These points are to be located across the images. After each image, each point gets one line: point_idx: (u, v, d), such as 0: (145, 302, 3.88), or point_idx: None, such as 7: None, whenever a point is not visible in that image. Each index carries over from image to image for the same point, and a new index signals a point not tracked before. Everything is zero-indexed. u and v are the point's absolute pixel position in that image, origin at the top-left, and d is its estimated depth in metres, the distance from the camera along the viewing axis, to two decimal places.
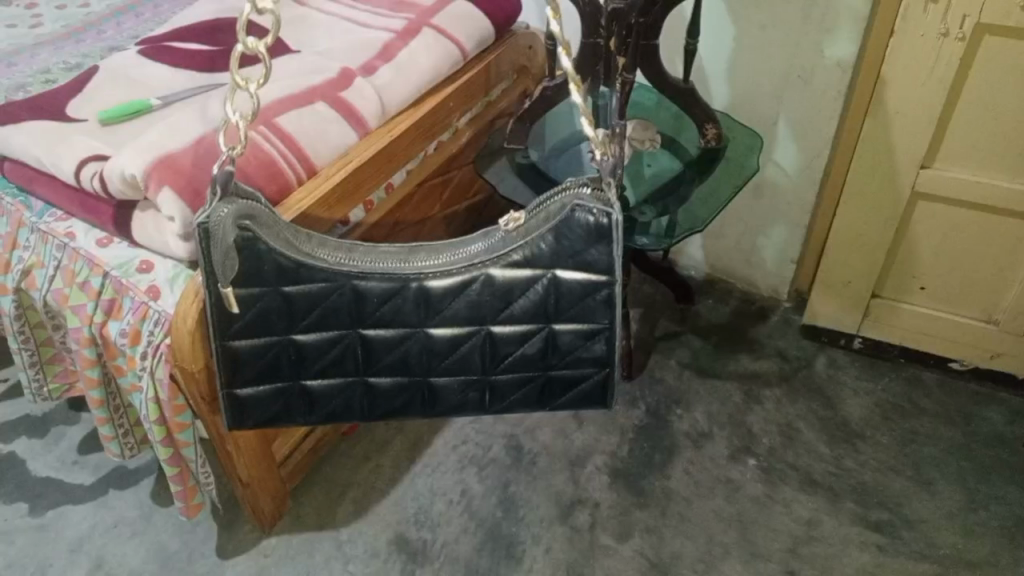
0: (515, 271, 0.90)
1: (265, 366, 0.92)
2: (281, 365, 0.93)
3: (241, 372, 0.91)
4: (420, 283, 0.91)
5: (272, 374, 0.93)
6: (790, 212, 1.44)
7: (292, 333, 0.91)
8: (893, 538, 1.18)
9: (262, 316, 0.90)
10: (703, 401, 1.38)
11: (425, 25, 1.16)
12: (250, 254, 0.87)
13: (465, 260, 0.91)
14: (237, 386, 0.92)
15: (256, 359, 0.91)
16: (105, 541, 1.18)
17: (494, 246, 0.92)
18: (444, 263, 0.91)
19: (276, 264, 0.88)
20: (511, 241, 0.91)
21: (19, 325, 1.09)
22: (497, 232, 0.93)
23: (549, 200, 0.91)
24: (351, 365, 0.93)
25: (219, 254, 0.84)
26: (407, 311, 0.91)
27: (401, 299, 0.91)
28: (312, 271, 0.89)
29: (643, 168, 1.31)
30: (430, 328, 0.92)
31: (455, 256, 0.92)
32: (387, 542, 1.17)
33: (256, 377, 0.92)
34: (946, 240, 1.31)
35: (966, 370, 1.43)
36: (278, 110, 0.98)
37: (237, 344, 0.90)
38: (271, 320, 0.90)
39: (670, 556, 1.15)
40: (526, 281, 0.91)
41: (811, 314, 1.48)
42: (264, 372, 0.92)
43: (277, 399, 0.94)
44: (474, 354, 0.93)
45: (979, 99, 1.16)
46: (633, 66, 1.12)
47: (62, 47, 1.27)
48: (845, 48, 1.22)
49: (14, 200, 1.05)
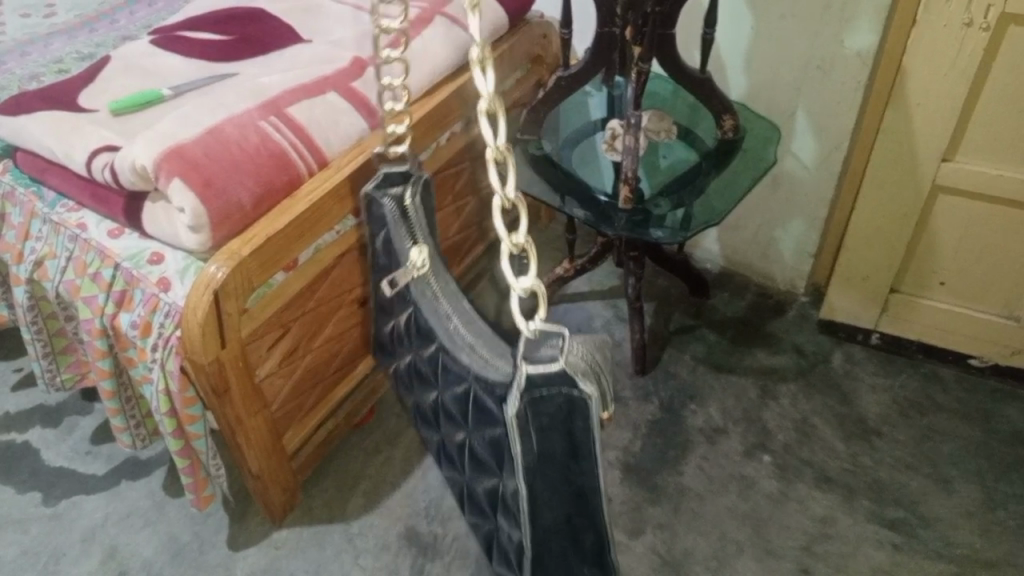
0: (464, 328, 0.90)
1: (564, 522, 0.81)
2: (591, 509, 0.80)
3: (550, 549, 0.83)
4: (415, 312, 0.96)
5: (565, 523, 0.81)
6: (808, 205, 1.41)
7: (583, 476, 0.78)
8: (909, 537, 1.16)
9: (537, 444, 0.76)
10: (718, 397, 1.36)
11: (439, 14, 1.15)
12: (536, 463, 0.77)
13: (462, 346, 0.88)
14: (541, 553, 0.83)
15: (560, 518, 0.81)
16: (117, 530, 1.18)
17: (395, 214, 0.98)
18: (479, 350, 0.87)
19: (535, 481, 0.79)
20: (410, 165, 1.01)
21: (33, 315, 1.09)
22: (390, 168, 1.00)
23: (409, 232, 0.97)
24: (502, 461, 0.86)
25: (538, 454, 0.77)
26: (555, 442, 0.76)
27: (550, 425, 0.75)
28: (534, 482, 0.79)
29: (659, 159, 1.29)
30: (549, 438, 0.76)
31: (451, 339, 0.90)
32: (398, 536, 1.17)
33: (572, 547, 0.83)
34: (968, 235, 1.29)
35: (987, 367, 1.40)
36: (290, 100, 0.97)
37: (565, 524, 0.81)
38: (568, 495, 0.79)
39: (682, 553, 1.14)
40: (401, 178, 1.00)
41: (829, 310, 1.46)
42: (561, 538, 0.82)
43: (590, 546, 0.83)
44: (551, 409, 0.74)
45: (1005, 90, 1.13)
46: (650, 55, 1.06)
47: (75, 36, 1.27)
48: (867, 38, 1.20)
49: (27, 190, 1.05)
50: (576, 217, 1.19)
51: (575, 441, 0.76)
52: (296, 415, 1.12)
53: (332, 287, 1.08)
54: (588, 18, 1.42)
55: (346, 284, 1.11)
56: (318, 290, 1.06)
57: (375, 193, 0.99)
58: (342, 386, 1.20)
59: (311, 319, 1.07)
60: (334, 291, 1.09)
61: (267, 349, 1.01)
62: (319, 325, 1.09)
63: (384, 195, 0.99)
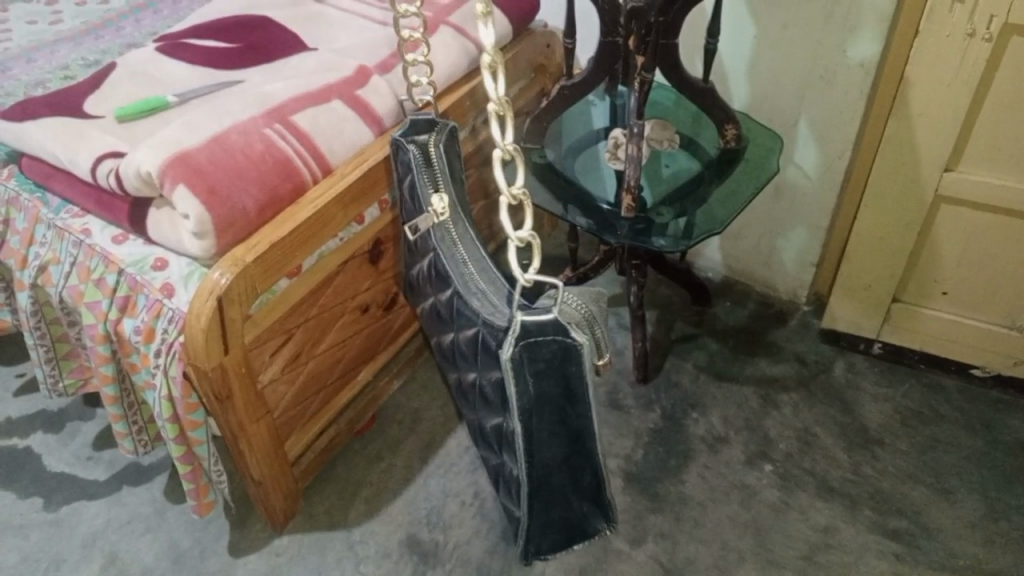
0: (476, 276, 0.94)
1: (562, 461, 0.89)
2: (587, 451, 0.89)
3: (549, 485, 0.91)
4: (436, 258, 0.97)
5: (563, 463, 0.89)
6: (810, 214, 1.42)
7: (579, 419, 0.86)
8: (911, 547, 1.16)
9: (537, 392, 0.83)
10: (720, 406, 1.36)
11: (443, 22, 1.15)
12: (535, 408, 0.84)
13: (475, 291, 0.92)
14: (540, 488, 0.91)
15: (558, 458, 0.89)
16: (118, 536, 1.18)
17: (418, 160, 0.99)
18: (490, 298, 0.90)
19: (535, 425, 0.86)
20: (434, 115, 1.05)
21: (36, 320, 1.10)
22: (416, 116, 1.03)
23: (432, 176, 0.99)
24: (501, 402, 0.90)
25: (538, 400, 0.84)
26: (552, 386, 0.83)
27: (548, 372, 0.82)
28: (535, 424, 0.85)
29: (662, 168, 1.29)
30: (547, 384, 0.83)
31: (466, 285, 0.93)
32: (399, 543, 1.17)
33: (571, 485, 0.92)
34: (970, 245, 1.29)
35: (988, 377, 1.40)
36: (295, 107, 0.98)
37: (565, 460, 0.89)
38: (566, 436, 0.87)
39: (684, 562, 1.14)
40: (427, 126, 1.03)
41: (831, 319, 1.46)
42: (562, 474, 0.90)
43: (588, 483, 0.92)
44: (547, 357, 0.81)
45: (1008, 100, 1.14)
46: (653, 64, 1.06)
47: (81, 43, 1.28)
48: (869, 48, 1.20)
49: (31, 195, 1.05)
50: (578, 225, 1.19)
51: (571, 386, 0.83)
52: (299, 421, 1.12)
53: (337, 292, 1.09)
54: (591, 28, 1.43)
55: (349, 290, 1.11)
56: (321, 296, 1.06)
57: (402, 140, 1.01)
58: (344, 391, 1.20)
59: (315, 325, 1.07)
60: (337, 298, 1.09)
61: (270, 355, 1.01)
62: (322, 331, 1.09)
63: (409, 141, 1.00)
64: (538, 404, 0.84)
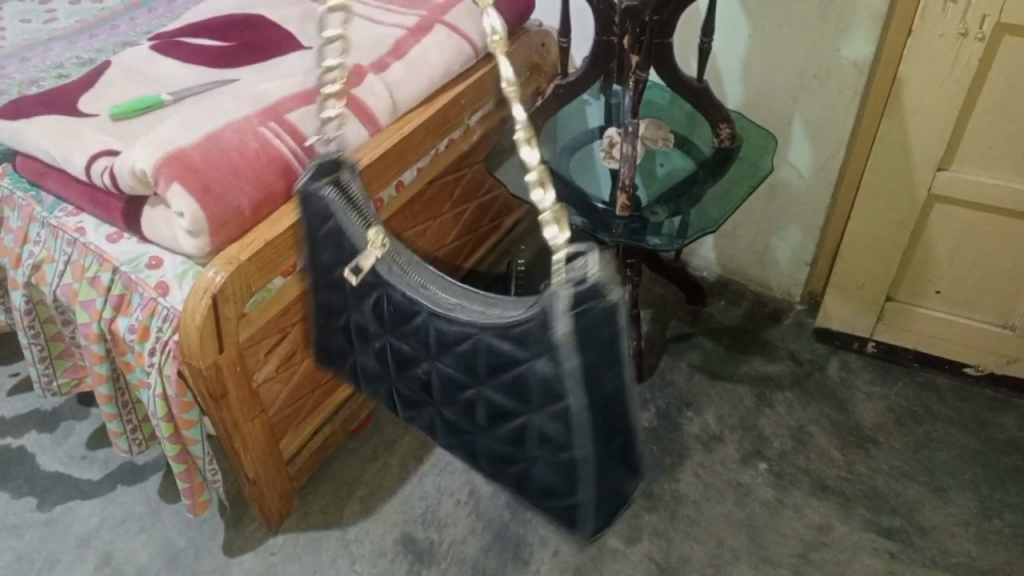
0: (442, 294, 0.85)
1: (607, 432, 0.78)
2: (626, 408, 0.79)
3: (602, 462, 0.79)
4: (386, 293, 0.87)
5: (609, 431, 0.78)
6: (804, 214, 1.42)
7: (617, 378, 0.76)
8: (905, 545, 1.16)
9: (585, 362, 0.72)
10: (714, 404, 1.36)
11: (437, 21, 1.15)
12: (588, 381, 0.73)
13: (454, 306, 0.82)
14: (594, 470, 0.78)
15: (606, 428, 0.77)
16: (112, 536, 1.18)
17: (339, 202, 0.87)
18: (482, 308, 0.81)
19: (587, 397, 0.74)
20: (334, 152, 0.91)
21: (30, 318, 1.09)
22: (320, 157, 0.90)
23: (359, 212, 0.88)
24: (526, 395, 0.78)
25: (591, 371, 0.73)
26: (596, 350, 0.72)
27: (596, 333, 0.71)
28: (586, 393, 0.74)
29: (656, 167, 1.30)
30: (595, 347, 0.72)
31: (441, 307, 0.82)
32: (394, 542, 1.17)
33: (616, 454, 0.80)
34: (963, 244, 1.30)
35: (982, 376, 1.40)
36: (290, 106, 0.97)
37: (611, 428, 0.78)
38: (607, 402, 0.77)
39: (679, 560, 1.15)
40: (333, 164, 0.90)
41: (825, 317, 1.46)
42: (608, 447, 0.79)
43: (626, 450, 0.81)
44: (594, 320, 0.70)
45: (1000, 100, 1.14)
46: (647, 63, 1.06)
47: (74, 42, 1.27)
48: (862, 48, 1.21)
49: (25, 193, 1.05)
50: (573, 224, 1.18)
51: (611, 344, 0.73)
52: (294, 419, 1.12)
53: None
54: (586, 27, 1.44)
55: None
56: None
57: (313, 184, 0.88)
58: (338, 391, 1.20)
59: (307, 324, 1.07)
60: None
61: (265, 352, 1.01)
62: None
63: (321, 185, 0.88)
64: (588, 374, 0.73)
